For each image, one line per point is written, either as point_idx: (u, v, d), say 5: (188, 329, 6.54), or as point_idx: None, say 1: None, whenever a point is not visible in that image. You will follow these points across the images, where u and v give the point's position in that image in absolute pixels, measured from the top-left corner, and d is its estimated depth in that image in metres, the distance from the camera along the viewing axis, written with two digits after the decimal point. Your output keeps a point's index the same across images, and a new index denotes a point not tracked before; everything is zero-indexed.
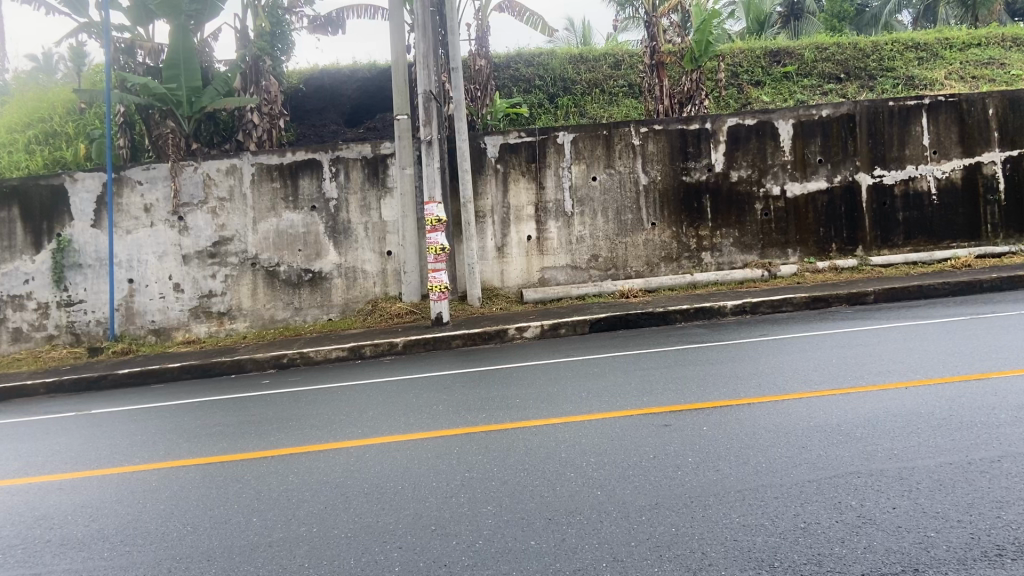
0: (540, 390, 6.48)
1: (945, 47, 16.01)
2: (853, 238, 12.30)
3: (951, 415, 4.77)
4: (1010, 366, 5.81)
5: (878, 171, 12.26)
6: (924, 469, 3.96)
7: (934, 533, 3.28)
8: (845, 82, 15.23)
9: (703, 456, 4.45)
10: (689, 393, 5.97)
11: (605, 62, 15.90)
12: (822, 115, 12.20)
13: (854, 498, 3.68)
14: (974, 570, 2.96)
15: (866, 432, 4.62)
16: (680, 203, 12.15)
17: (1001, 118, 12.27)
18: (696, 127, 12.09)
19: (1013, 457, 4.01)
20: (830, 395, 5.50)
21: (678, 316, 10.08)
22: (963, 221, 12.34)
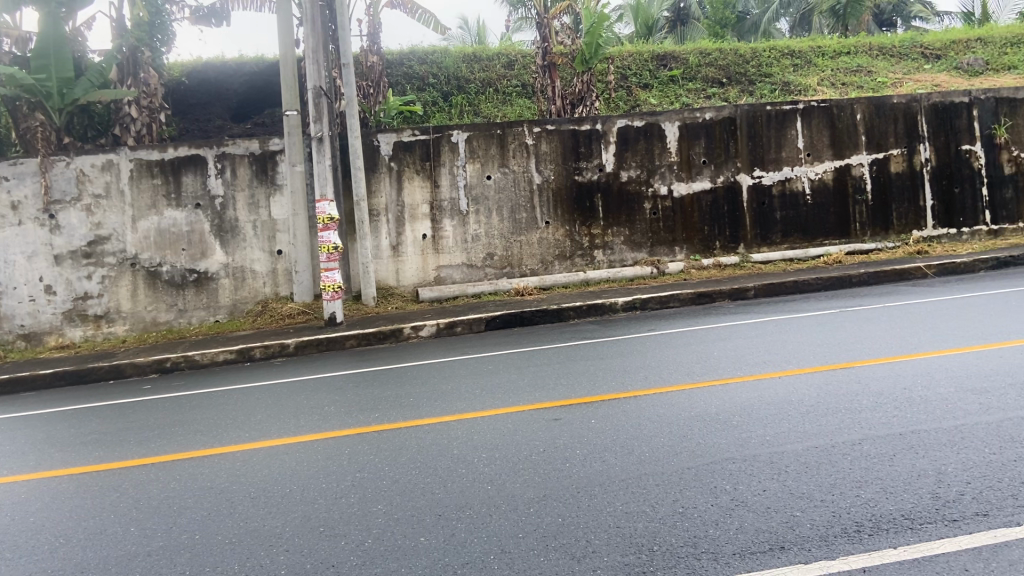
0: (434, 388, 6.49)
1: (818, 55, 16.91)
2: (735, 236, 12.87)
3: (818, 402, 5.07)
4: (873, 355, 6.24)
5: (758, 172, 12.86)
6: (792, 453, 4.20)
7: (799, 513, 3.49)
8: (727, 86, 15.88)
9: (590, 448, 4.57)
10: (579, 387, 6.11)
11: (498, 62, 16.02)
12: (705, 118, 12.70)
13: (728, 482, 3.88)
14: (834, 545, 3.18)
15: (741, 419, 4.86)
16: (572, 202, 12.38)
17: (868, 122, 13.06)
18: (588, 128, 12.36)
19: (872, 439, 4.32)
20: (712, 386, 5.75)
21: (571, 312, 10.29)
22: (835, 220, 13.09)
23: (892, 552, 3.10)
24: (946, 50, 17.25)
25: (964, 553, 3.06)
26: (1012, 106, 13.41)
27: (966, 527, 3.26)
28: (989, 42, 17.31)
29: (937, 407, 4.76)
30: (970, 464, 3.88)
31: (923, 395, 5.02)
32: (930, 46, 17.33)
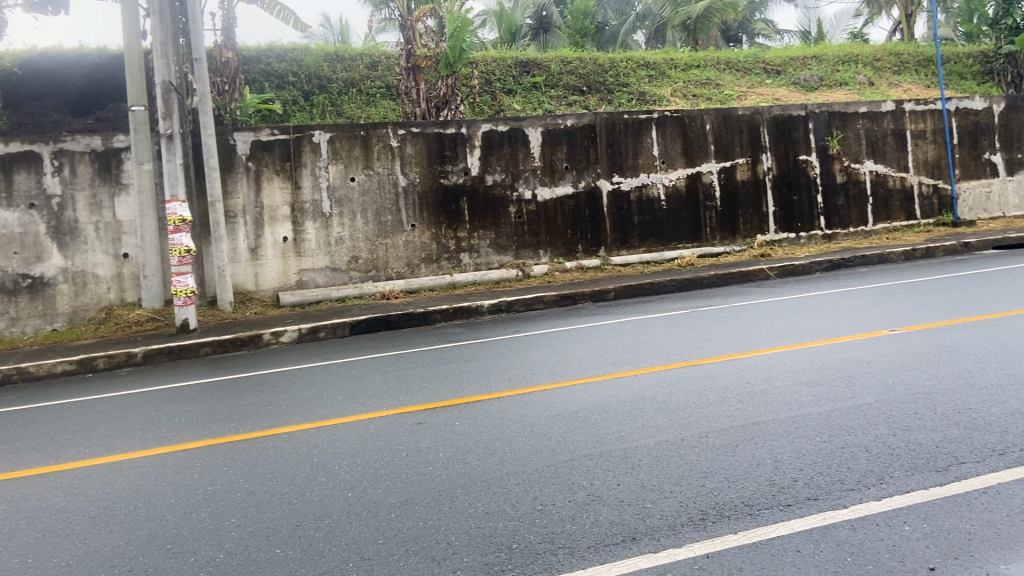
0: (293, 396, 6.32)
1: (671, 66, 17.71)
2: (596, 239, 13.27)
3: (670, 398, 5.33)
4: (720, 352, 6.62)
5: (616, 178, 13.33)
6: (644, 448, 4.39)
7: (650, 504, 3.65)
8: (587, 94, 16.38)
9: (453, 450, 4.59)
10: (443, 391, 6.11)
11: (361, 62, 15.77)
12: (566, 124, 13.06)
13: (585, 478, 4.00)
14: (681, 534, 3.35)
15: (599, 417, 5.03)
16: (438, 205, 12.39)
17: (716, 132, 13.80)
18: (452, 132, 12.43)
19: (718, 432, 4.58)
20: (571, 385, 5.91)
21: (437, 315, 10.28)
22: (688, 224, 13.76)
23: (733, 537, 3.30)
24: (786, 66, 18.47)
25: (797, 535, 3.30)
26: (843, 120, 14.57)
27: (800, 511, 3.51)
28: (823, 60, 18.72)
29: (776, 400, 5.11)
30: (803, 452, 4.19)
31: (764, 389, 5.37)
32: (772, 62, 18.50)
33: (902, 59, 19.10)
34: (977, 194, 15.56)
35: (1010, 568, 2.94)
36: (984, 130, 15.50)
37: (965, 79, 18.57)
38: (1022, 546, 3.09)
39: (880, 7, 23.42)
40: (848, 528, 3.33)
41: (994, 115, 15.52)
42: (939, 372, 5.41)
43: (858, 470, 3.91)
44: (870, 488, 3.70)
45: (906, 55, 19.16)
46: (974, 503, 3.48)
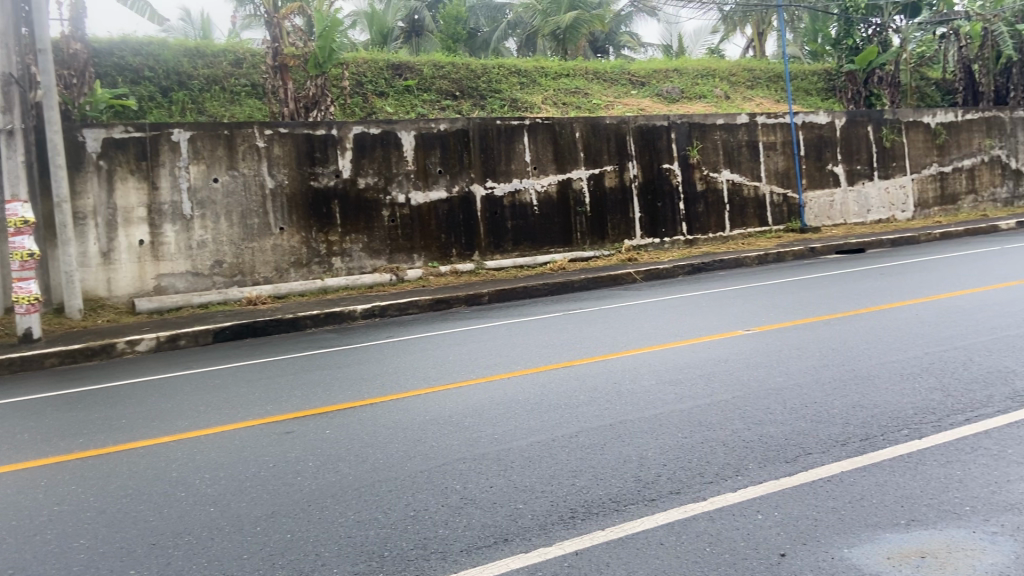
0: (152, 408, 5.98)
1: (542, 74, 18.03)
2: (470, 243, 13.33)
3: (541, 399, 5.43)
4: (590, 353, 6.80)
5: (490, 183, 13.44)
6: (517, 449, 4.45)
7: (522, 505, 3.71)
8: (460, 99, 16.44)
9: (322, 459, 4.48)
10: (313, 398, 5.96)
11: (225, 58, 15.14)
12: (439, 128, 13.06)
13: (458, 482, 4.00)
14: (551, 533, 3.41)
15: (472, 420, 5.05)
16: (308, 207, 12.08)
17: (585, 140, 14.18)
18: (323, 133, 12.16)
19: (587, 431, 4.70)
20: (445, 390, 5.90)
21: (308, 321, 10.02)
22: (559, 229, 14.05)
23: (601, 534, 3.39)
24: (650, 77, 19.22)
25: (660, 528, 3.44)
26: (702, 131, 15.31)
27: (663, 505, 3.66)
28: (684, 73, 19.61)
29: (642, 399, 5.31)
30: (666, 448, 4.37)
31: (630, 388, 5.57)
32: (636, 74, 19.18)
33: (755, 74, 20.29)
34: (821, 203, 16.75)
35: (851, 551, 3.17)
36: (828, 143, 16.70)
37: (810, 95, 19.96)
38: (862, 530, 3.34)
39: (735, 25, 24.82)
40: (708, 520, 3.50)
41: (836, 129, 16.75)
42: (789, 368, 5.78)
43: (717, 463, 4.11)
44: (727, 480, 3.90)
45: (759, 71, 20.38)
46: (819, 491, 3.73)
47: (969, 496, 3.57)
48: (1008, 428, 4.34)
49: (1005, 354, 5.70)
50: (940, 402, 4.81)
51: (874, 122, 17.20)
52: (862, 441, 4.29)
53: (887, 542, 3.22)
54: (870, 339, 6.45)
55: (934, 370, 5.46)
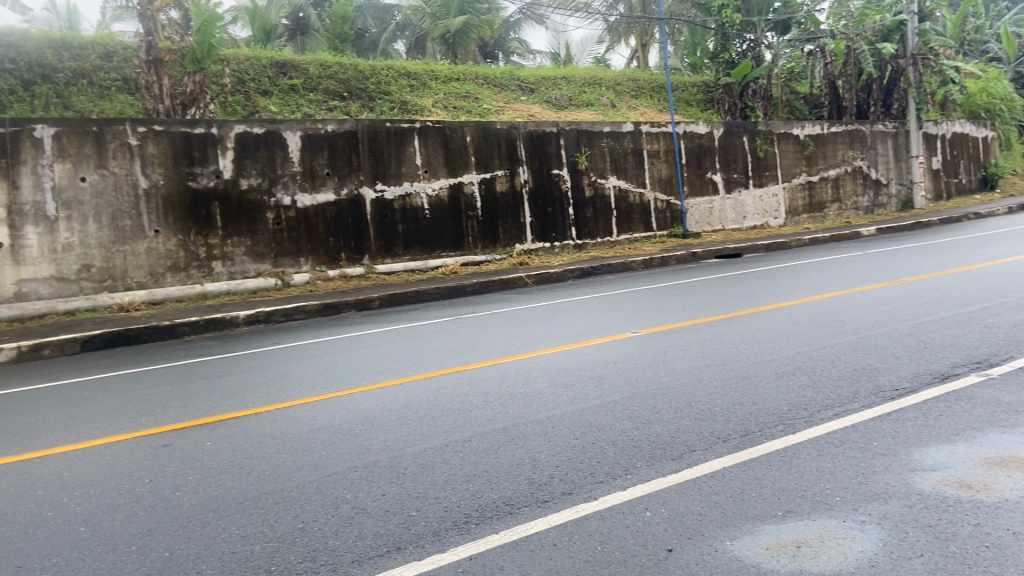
0: (12, 423, 5.55)
1: (431, 77, 17.95)
2: (359, 247, 13.08)
3: (435, 405, 5.39)
4: (482, 358, 6.81)
5: (379, 186, 13.26)
6: (409, 456, 4.39)
7: (415, 512, 3.66)
8: (348, 100, 16.14)
9: (204, 472, 4.28)
10: (194, 408, 5.69)
11: (93, 51, 14.29)
12: (326, 130, 12.78)
13: (349, 491, 3.92)
14: (445, 539, 3.39)
15: (364, 428, 4.96)
16: (186, 209, 11.56)
17: (476, 145, 14.21)
18: (202, 132, 11.68)
19: (480, 435, 4.70)
20: (335, 397, 5.77)
21: (187, 328, 9.57)
22: (450, 233, 14.00)
23: (495, 537, 3.40)
24: (539, 84, 19.47)
25: (553, 529, 3.48)
26: (590, 138, 15.64)
27: (555, 506, 3.70)
28: (572, 81, 19.98)
29: (534, 401, 5.36)
30: (558, 449, 4.42)
31: (523, 391, 5.61)
32: (526, 80, 19.38)
33: (639, 84, 20.93)
34: (702, 209, 17.45)
35: (733, 543, 3.31)
36: (707, 152, 17.41)
37: (691, 106, 20.76)
38: (744, 522, 3.49)
39: (620, 36, 25.54)
40: (599, 519, 3.57)
41: (714, 139, 17.49)
42: (674, 369, 5.98)
43: (607, 463, 4.20)
44: (617, 479, 3.99)
45: (643, 81, 21.01)
46: (704, 486, 3.88)
47: (839, 487, 3.80)
48: (872, 422, 4.65)
49: (869, 352, 6.11)
50: (812, 398, 5.10)
51: (749, 133, 18.08)
52: (743, 437, 4.49)
53: (766, 534, 3.38)
54: (748, 340, 6.76)
55: (807, 368, 5.79)
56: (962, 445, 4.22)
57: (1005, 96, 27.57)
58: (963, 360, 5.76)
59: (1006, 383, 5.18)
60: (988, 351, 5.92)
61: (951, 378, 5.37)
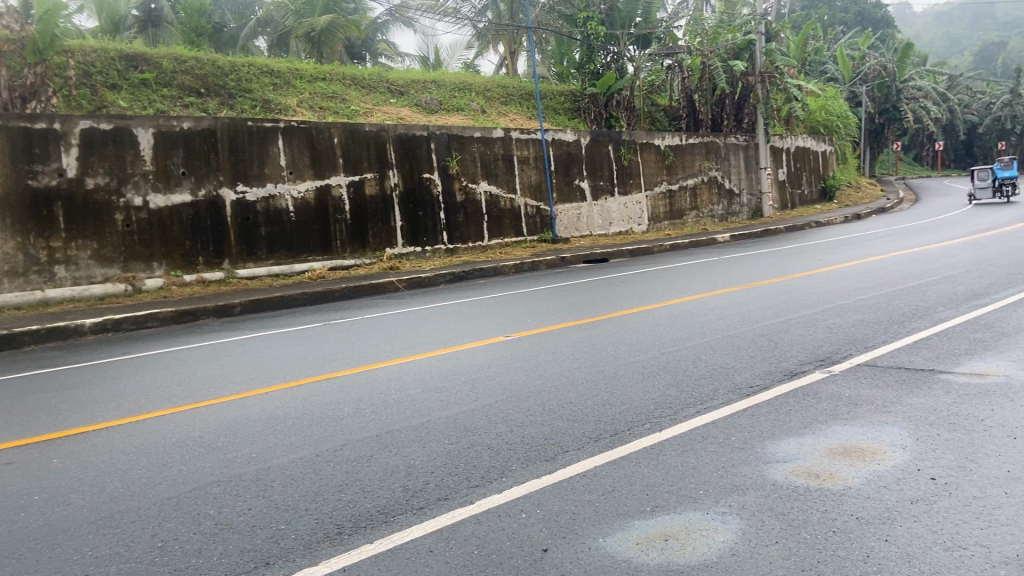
0: None
1: (296, 76, 17.44)
2: (219, 251, 12.49)
3: (303, 414, 5.21)
4: (353, 364, 6.67)
5: (241, 187, 12.73)
6: (276, 468, 4.22)
7: (284, 525, 3.53)
8: (206, 97, 15.41)
9: (49, 492, 3.95)
10: (36, 423, 5.25)
11: None
12: (183, 127, 12.14)
13: (213, 506, 3.72)
14: (316, 552, 3.28)
15: (227, 440, 4.72)
16: (25, 210, 10.69)
17: (343, 146, 13.92)
18: (42, 127, 10.83)
19: (352, 444, 4.59)
20: (196, 408, 5.48)
21: (25, 338, 8.81)
22: (317, 237, 13.63)
23: (369, 547, 3.32)
24: (408, 87, 19.33)
25: (428, 535, 3.45)
26: (460, 143, 15.66)
27: (431, 512, 3.67)
28: (441, 85, 19.95)
29: (406, 408, 5.29)
30: (432, 455, 4.39)
31: (396, 398, 5.53)
32: (394, 82, 19.18)
33: (508, 91, 21.18)
34: (569, 215, 17.88)
35: (605, 540, 3.40)
36: (574, 159, 17.85)
37: (559, 114, 21.23)
38: (614, 519, 3.59)
39: (488, 42, 25.81)
40: (475, 522, 3.57)
41: (581, 147, 17.95)
42: (546, 371, 6.08)
43: (482, 467, 4.21)
44: (492, 482, 4.01)
45: (512, 88, 21.28)
46: (576, 485, 3.96)
47: (702, 481, 3.98)
48: (731, 418, 4.91)
49: (727, 352, 6.45)
50: (675, 397, 5.32)
51: (614, 142, 18.66)
52: (613, 436, 4.62)
53: (636, 529, 3.49)
54: (616, 342, 6.98)
55: (672, 368, 6.03)
56: (811, 436, 4.53)
57: (840, 113, 30.04)
58: (810, 358, 6.19)
59: (847, 378, 5.61)
60: (831, 349, 6.40)
61: (801, 375, 5.76)
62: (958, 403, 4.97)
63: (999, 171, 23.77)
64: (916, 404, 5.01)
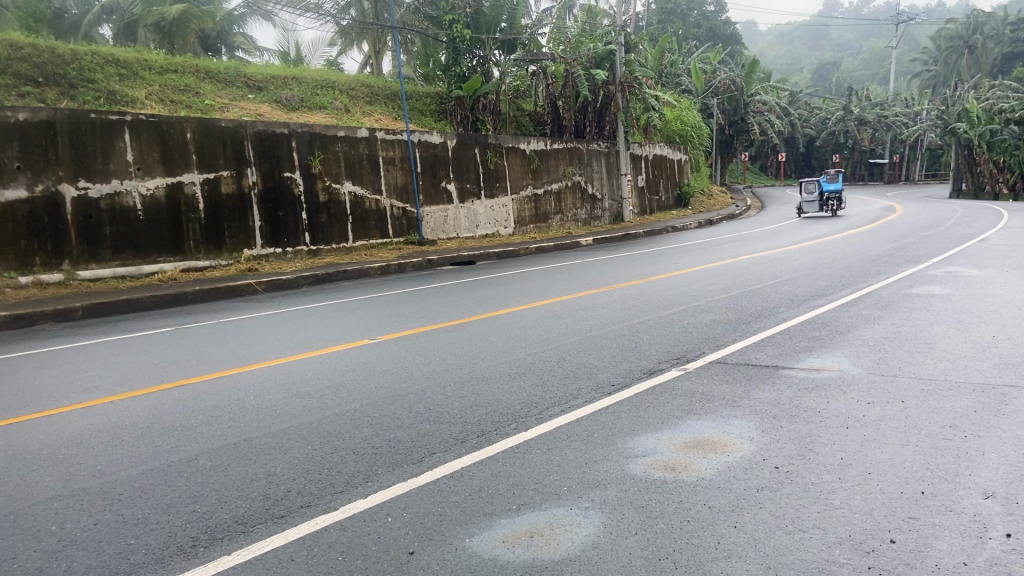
0: None
1: (144, 68, 16.48)
2: (59, 251, 11.63)
3: (154, 424, 4.92)
4: (209, 370, 6.37)
5: (83, 183, 11.88)
6: (125, 480, 3.97)
7: (133, 539, 3.33)
8: (44, 87, 14.33)
9: None
10: None
11: None
12: (17, 118, 11.20)
13: (54, 522, 3.46)
14: (170, 566, 3.11)
15: (68, 452, 4.40)
16: None
17: (197, 142, 13.26)
18: None
19: (207, 452, 4.38)
20: (34, 419, 5.07)
21: None
22: (168, 236, 12.92)
23: (226, 559, 3.18)
24: (267, 83, 18.69)
25: (290, 544, 3.34)
26: (323, 142, 15.29)
27: (293, 520, 3.55)
28: (302, 82, 19.41)
29: (266, 414, 5.10)
30: (295, 462, 4.25)
31: (254, 405, 5.31)
32: (252, 77, 18.49)
33: (373, 90, 20.87)
34: (436, 217, 17.85)
35: (472, 540, 3.41)
36: (441, 161, 17.84)
37: (425, 116, 21.16)
38: (481, 519, 3.60)
39: (352, 40, 25.39)
40: (338, 529, 3.49)
41: (447, 149, 17.95)
42: (413, 374, 6.04)
43: (346, 472, 4.12)
44: (357, 488, 3.93)
45: (377, 87, 20.98)
46: (443, 487, 3.95)
47: (566, 477, 4.07)
48: (592, 416, 5.05)
49: (589, 352, 6.64)
50: (540, 397, 5.42)
51: (480, 145, 18.80)
52: (480, 437, 4.65)
53: (501, 527, 3.52)
54: (483, 343, 7.03)
55: (537, 369, 6.14)
56: (666, 431, 4.74)
57: (694, 124, 31.65)
58: (667, 356, 6.48)
59: (701, 375, 5.91)
60: (687, 348, 6.73)
61: (658, 373, 6.01)
62: (798, 396, 5.35)
63: (825, 185, 24.59)
64: (761, 398, 5.34)
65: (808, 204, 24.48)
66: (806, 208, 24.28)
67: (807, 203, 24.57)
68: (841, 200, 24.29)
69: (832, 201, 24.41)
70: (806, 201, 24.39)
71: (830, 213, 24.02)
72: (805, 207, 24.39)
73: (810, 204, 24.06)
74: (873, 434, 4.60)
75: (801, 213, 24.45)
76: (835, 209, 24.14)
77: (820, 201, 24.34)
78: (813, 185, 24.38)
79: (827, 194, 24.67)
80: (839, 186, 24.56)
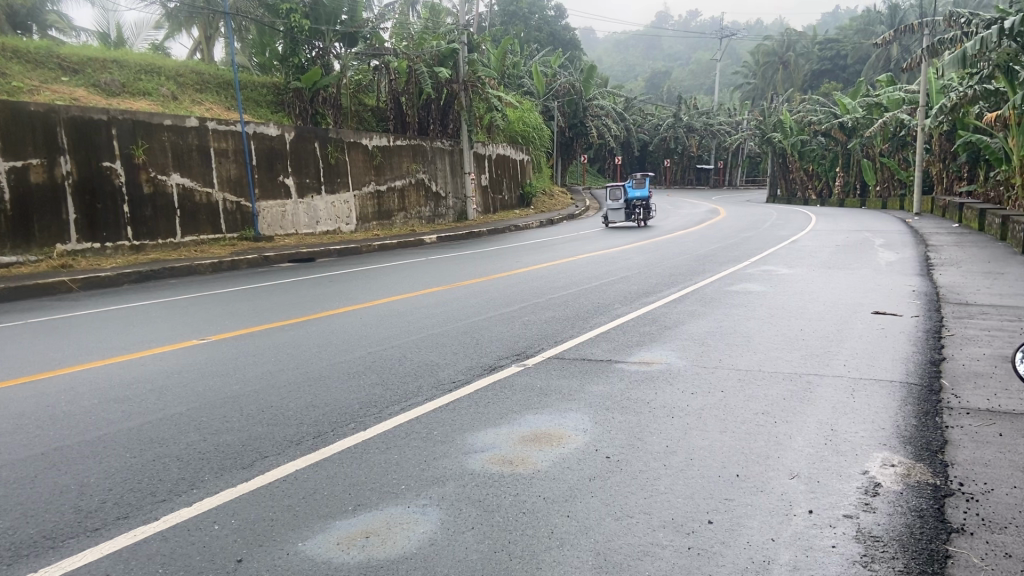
0: None
1: None
2: None
3: None
4: (12, 374, 5.83)
5: None
6: None
7: None
8: None
9: None
10: None
11: None
12: None
13: None
14: None
15: None
16: None
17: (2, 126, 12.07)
18: None
19: (10, 464, 4.02)
20: None
21: None
22: None
23: None
24: (84, 66, 17.36)
25: (106, 557, 3.14)
26: (147, 130, 14.33)
27: (109, 533, 3.34)
28: (125, 66, 18.16)
29: (80, 420, 4.75)
30: (111, 471, 3.98)
31: (66, 411, 4.92)
32: (67, 58, 17.13)
33: (203, 78, 19.82)
34: (272, 212, 17.21)
35: (305, 543, 3.32)
36: (278, 155, 17.22)
37: (261, 107, 20.35)
38: (315, 522, 3.52)
39: (180, 25, 23.99)
40: (159, 539, 3.29)
41: (285, 142, 17.37)
42: (245, 375, 5.80)
43: (170, 479, 3.90)
44: (181, 496, 3.73)
45: (207, 75, 19.94)
46: (276, 491, 3.82)
47: (404, 475, 4.06)
48: (432, 413, 5.06)
49: (430, 350, 6.63)
50: (379, 395, 5.37)
51: (319, 139, 18.33)
52: (315, 439, 4.53)
53: (336, 529, 3.46)
54: (320, 342, 6.85)
55: (376, 368, 6.06)
56: (505, 426, 4.83)
57: (535, 126, 32.30)
58: (506, 353, 6.59)
59: (538, 371, 6.07)
60: (526, 344, 6.88)
61: (497, 369, 6.10)
62: (629, 389, 5.60)
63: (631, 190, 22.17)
64: (595, 391, 5.55)
65: (613, 212, 22.16)
66: (612, 217, 21.93)
67: (612, 211, 21.98)
68: (648, 208, 22.01)
69: (638, 209, 22.10)
70: (612, 208, 22.04)
71: (637, 223, 21.82)
72: (611, 216, 22.05)
73: (616, 213, 21.74)
74: (695, 422, 4.91)
75: (607, 222, 22.13)
76: (643, 217, 21.91)
77: (626, 209, 21.96)
78: (617, 190, 21.89)
79: (634, 202, 22.09)
80: (646, 192, 22.29)
